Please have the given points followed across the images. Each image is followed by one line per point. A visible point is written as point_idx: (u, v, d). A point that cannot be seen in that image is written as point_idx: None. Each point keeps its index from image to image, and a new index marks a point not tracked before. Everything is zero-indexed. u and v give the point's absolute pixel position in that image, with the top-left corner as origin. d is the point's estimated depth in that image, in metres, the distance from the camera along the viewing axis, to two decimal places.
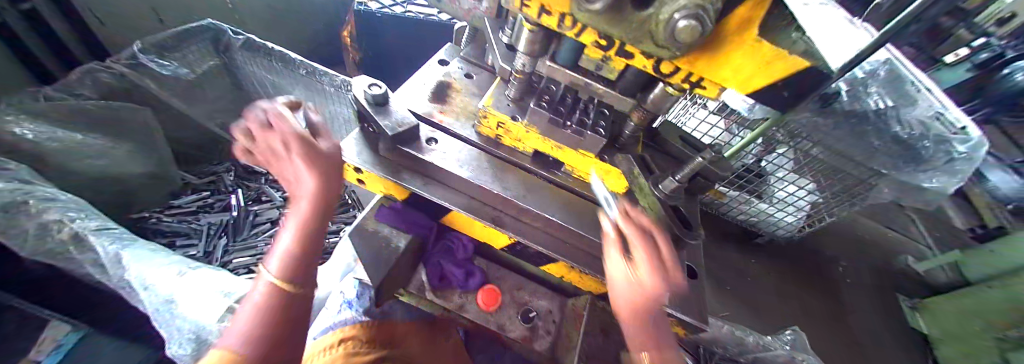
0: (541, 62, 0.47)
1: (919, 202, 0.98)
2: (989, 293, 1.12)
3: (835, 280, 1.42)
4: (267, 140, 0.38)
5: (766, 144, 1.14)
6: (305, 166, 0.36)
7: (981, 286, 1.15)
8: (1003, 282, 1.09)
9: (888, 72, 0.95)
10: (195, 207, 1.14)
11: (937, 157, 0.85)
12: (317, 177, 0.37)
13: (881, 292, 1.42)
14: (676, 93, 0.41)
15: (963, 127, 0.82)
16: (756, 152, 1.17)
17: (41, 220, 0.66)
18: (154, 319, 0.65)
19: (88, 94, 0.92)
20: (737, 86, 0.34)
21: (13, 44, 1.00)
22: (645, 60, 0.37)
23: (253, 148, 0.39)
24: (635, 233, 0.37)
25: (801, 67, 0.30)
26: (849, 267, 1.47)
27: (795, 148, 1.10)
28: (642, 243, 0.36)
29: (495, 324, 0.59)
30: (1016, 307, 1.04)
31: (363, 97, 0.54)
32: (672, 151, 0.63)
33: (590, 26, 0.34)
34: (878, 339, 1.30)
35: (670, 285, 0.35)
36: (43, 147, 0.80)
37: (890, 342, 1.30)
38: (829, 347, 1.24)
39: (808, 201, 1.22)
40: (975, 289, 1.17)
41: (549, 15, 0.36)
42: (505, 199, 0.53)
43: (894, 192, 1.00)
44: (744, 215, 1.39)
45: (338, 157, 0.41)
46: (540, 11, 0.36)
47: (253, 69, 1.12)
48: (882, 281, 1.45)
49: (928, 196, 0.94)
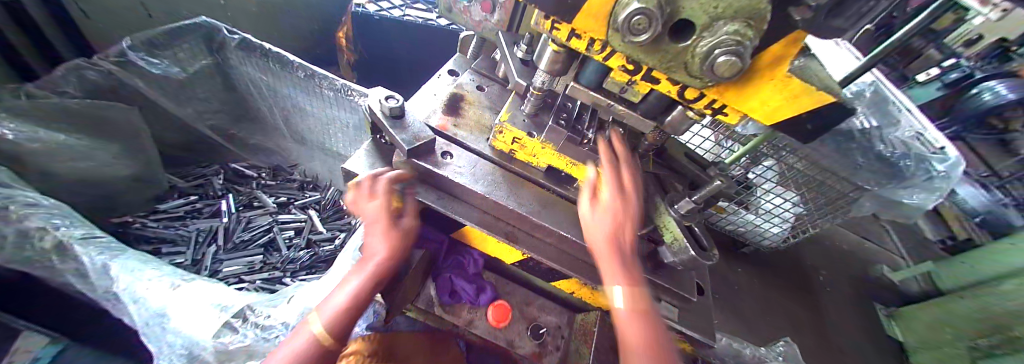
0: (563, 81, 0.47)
1: (897, 216, 1.07)
2: (961, 302, 1.17)
3: (816, 288, 1.47)
4: (364, 206, 0.46)
5: (752, 158, 1.12)
6: (381, 237, 0.45)
7: (953, 296, 1.20)
8: (976, 293, 1.15)
9: (873, 94, 1.05)
10: (183, 211, 1.08)
11: (917, 175, 0.94)
12: (386, 247, 0.44)
13: (861, 303, 1.47)
14: (696, 117, 0.42)
15: (941, 148, 0.94)
16: (743, 164, 1.15)
17: (22, 227, 0.61)
18: (144, 333, 0.62)
19: (71, 92, 0.88)
20: (765, 116, 0.35)
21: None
22: (671, 86, 0.38)
23: (352, 205, 0.48)
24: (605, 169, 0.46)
25: (827, 102, 0.31)
26: (830, 277, 1.52)
27: (779, 161, 1.08)
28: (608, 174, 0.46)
29: (504, 340, 0.57)
30: (986, 317, 1.10)
31: (379, 110, 0.53)
32: (677, 167, 0.65)
33: (622, 52, 0.35)
34: (860, 348, 1.34)
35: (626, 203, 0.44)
36: (23, 148, 0.76)
37: (871, 352, 1.34)
38: (814, 354, 1.28)
39: (793, 213, 1.22)
40: (948, 299, 1.22)
41: (580, 39, 0.36)
42: (520, 216, 0.53)
43: (875, 206, 1.04)
44: (732, 225, 1.41)
45: (413, 229, 0.48)
46: (570, 35, 0.36)
47: (247, 69, 1.08)
48: (860, 291, 1.51)
49: (906, 211, 1.04)
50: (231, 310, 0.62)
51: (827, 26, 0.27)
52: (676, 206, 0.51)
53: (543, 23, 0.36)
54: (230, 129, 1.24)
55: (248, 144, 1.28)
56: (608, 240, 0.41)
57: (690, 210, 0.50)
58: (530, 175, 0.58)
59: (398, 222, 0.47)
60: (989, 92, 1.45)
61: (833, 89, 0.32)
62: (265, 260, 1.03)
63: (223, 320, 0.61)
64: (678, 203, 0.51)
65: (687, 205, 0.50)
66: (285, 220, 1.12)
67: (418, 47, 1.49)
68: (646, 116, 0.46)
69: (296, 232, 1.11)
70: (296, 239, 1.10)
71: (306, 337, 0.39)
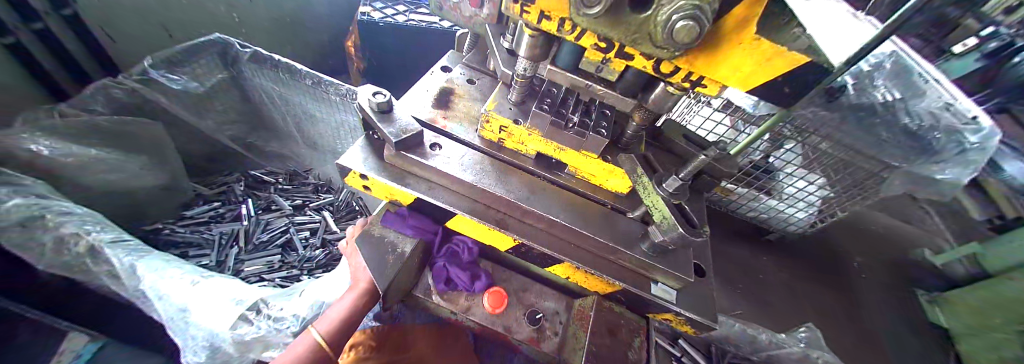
0: (542, 66, 0.48)
1: (934, 194, 0.92)
2: (1009, 286, 1.09)
3: (849, 275, 1.39)
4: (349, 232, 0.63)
5: (772, 141, 1.06)
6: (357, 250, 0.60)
7: (1000, 279, 1.12)
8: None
9: (894, 64, 0.91)
10: (207, 216, 1.15)
11: (948, 148, 0.82)
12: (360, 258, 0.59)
13: (897, 290, 1.38)
14: (676, 93, 0.40)
15: (975, 117, 0.77)
16: (763, 149, 1.11)
17: (59, 234, 0.68)
18: (169, 327, 0.66)
19: (101, 109, 0.95)
20: (738, 83, 0.35)
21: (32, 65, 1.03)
22: (644, 60, 0.37)
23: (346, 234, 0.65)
24: None
25: (800, 63, 0.30)
26: (864, 263, 1.44)
27: (803, 143, 1.03)
28: None
29: (502, 326, 0.59)
30: None
31: (368, 106, 0.55)
32: (675, 149, 0.64)
33: (590, 30, 0.34)
34: (896, 337, 1.26)
35: None
36: (57, 162, 0.82)
37: (911, 342, 1.25)
38: (846, 344, 1.20)
39: (819, 197, 1.17)
40: (994, 283, 1.13)
41: (549, 21, 0.36)
42: (509, 202, 0.55)
43: (906, 184, 0.95)
44: (754, 212, 1.36)
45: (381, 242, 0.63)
46: (540, 17, 0.36)
47: (260, 80, 1.14)
48: (897, 277, 1.42)
49: (941, 188, 0.89)
50: (245, 303, 0.66)
51: None
52: (664, 184, 0.48)
53: (511, 8, 0.36)
54: (249, 138, 1.31)
55: (265, 151, 1.35)
56: None
57: (678, 188, 0.47)
58: (520, 162, 0.59)
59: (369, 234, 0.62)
60: None
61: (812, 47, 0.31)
62: (283, 259, 1.08)
63: (239, 312, 0.65)
64: (666, 181, 0.48)
65: (674, 183, 0.46)
66: (301, 221, 1.18)
67: (423, 50, 1.52)
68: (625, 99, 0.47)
69: (312, 232, 1.17)
70: (312, 239, 1.15)
71: (308, 341, 0.50)
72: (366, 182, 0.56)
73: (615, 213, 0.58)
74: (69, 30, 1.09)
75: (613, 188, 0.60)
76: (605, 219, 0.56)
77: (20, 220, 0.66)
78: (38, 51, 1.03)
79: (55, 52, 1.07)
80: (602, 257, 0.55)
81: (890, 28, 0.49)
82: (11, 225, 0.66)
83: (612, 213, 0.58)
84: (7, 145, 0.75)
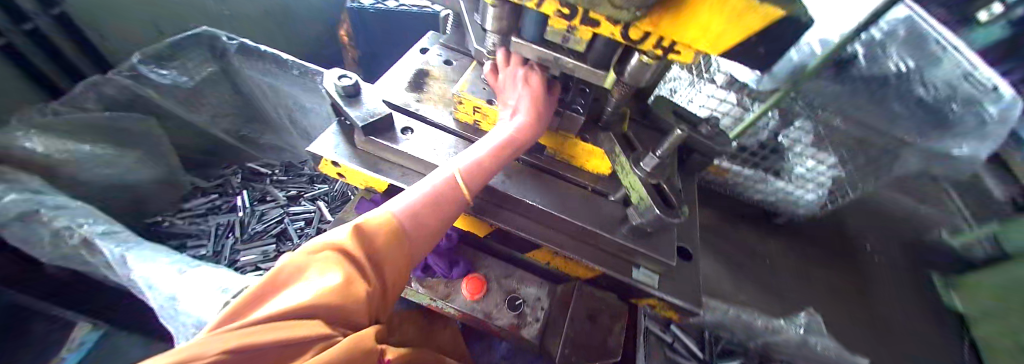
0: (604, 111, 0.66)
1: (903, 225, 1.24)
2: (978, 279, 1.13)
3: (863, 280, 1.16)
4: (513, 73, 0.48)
5: (782, 115, 0.87)
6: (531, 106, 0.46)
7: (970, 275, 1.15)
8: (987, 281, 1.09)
9: (906, 31, 0.89)
10: (205, 208, 1.20)
11: (966, 119, 0.83)
12: (530, 119, 0.45)
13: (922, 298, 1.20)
14: (652, 62, 0.37)
15: (994, 87, 0.82)
16: (772, 124, 0.87)
17: (53, 227, 0.70)
18: (161, 314, 0.67)
19: (93, 107, 0.96)
20: (707, 45, 0.31)
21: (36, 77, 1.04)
22: (612, 26, 0.34)
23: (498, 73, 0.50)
24: None
25: (774, 19, 0.26)
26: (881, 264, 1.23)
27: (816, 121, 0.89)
28: None
29: (481, 312, 0.56)
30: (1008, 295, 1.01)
31: (334, 90, 0.53)
32: (662, 126, 0.59)
33: (586, 8, 0.32)
34: (921, 342, 1.10)
35: None
36: (51, 159, 0.84)
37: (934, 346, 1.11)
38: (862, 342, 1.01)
39: (818, 192, 0.93)
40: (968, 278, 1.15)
41: (556, 17, 0.36)
42: (487, 186, 0.52)
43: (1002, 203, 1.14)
44: (762, 195, 1.03)
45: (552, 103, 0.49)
46: (546, 9, 0.36)
47: (248, 71, 1.12)
48: (926, 301, 1.19)
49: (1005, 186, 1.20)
50: (231, 291, 0.65)
51: None
52: (641, 163, 0.44)
53: None
54: (242, 130, 1.31)
55: (260, 144, 1.37)
56: None
57: (657, 166, 0.43)
58: None
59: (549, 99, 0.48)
60: None
61: None
62: (278, 249, 1.11)
63: (223, 300, 0.64)
64: (643, 160, 0.44)
65: (652, 161, 0.42)
66: (295, 212, 1.21)
67: (413, 36, 1.51)
68: (611, 45, 0.40)
69: (306, 222, 1.19)
70: (306, 228, 1.17)
71: (439, 181, 0.41)
72: (338, 168, 0.54)
73: (596, 196, 0.55)
74: (74, 42, 1.10)
75: (594, 169, 0.56)
76: (584, 201, 0.53)
77: (19, 214, 0.69)
78: (44, 64, 1.07)
79: (63, 67, 1.11)
80: (580, 240, 0.53)
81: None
82: (12, 220, 0.69)
83: (594, 194, 0.55)
84: (4, 143, 0.77)
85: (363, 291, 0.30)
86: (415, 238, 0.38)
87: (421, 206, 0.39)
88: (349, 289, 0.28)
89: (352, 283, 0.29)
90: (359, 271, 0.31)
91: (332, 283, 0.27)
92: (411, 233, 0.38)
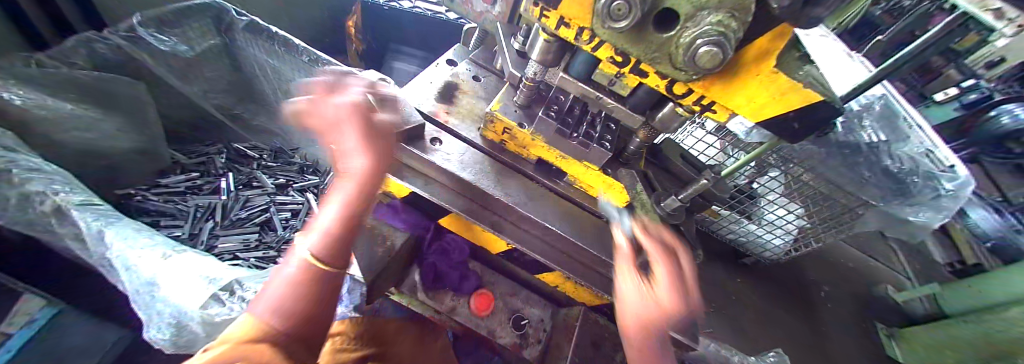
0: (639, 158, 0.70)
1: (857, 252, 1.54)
2: (918, 330, 1.22)
3: (820, 327, 1.29)
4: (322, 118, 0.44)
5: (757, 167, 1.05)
6: (357, 145, 0.41)
7: (920, 326, 1.22)
8: (941, 327, 1.15)
9: (882, 108, 1.02)
10: (184, 187, 1.13)
11: (923, 192, 0.90)
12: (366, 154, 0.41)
13: (872, 347, 1.29)
14: (685, 114, 0.41)
15: (952, 165, 0.90)
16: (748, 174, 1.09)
17: (22, 190, 0.63)
18: (136, 299, 0.63)
19: (81, 64, 0.90)
20: (748, 111, 0.35)
21: (20, 25, 0.96)
22: (659, 79, 0.37)
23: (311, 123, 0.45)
24: (656, 249, 0.41)
25: (812, 101, 0.31)
26: (835, 308, 1.35)
27: (784, 173, 1.01)
28: (661, 258, 0.39)
29: (485, 329, 0.58)
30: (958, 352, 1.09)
31: (370, 92, 0.53)
32: (672, 170, 0.63)
33: (641, 60, 0.35)
34: None
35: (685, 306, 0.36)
36: (28, 114, 0.78)
37: None
38: None
39: (797, 225, 1.13)
40: (912, 329, 1.24)
41: (608, 63, 0.39)
42: (506, 205, 0.53)
43: (939, 251, 1.37)
44: (732, 234, 1.31)
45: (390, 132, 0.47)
46: (599, 52, 0.38)
47: (253, 51, 1.09)
48: (875, 350, 1.29)
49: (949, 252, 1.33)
50: (218, 283, 0.62)
51: (805, 15, 0.23)
52: (663, 203, 0.53)
53: (580, 37, 0.36)
54: (234, 109, 1.24)
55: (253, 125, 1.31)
56: (640, 316, 0.35)
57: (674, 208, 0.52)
58: (518, 166, 0.57)
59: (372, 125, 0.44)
60: (1008, 115, 1.34)
61: (819, 85, 0.32)
62: (260, 238, 1.06)
63: (210, 292, 0.60)
64: (665, 201, 0.53)
65: (672, 203, 0.52)
66: (283, 201, 1.16)
67: (426, 39, 1.51)
68: (653, 94, 0.43)
69: (293, 213, 1.15)
70: (292, 220, 1.13)
71: (292, 271, 0.34)
72: None
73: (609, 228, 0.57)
74: None
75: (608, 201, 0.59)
76: (597, 230, 0.55)
77: None
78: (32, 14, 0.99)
79: (52, 19, 1.03)
80: (592, 269, 0.54)
81: (885, 71, 0.63)
82: None
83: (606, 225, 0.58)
84: None
85: (261, 347, 0.25)
86: (303, 308, 0.32)
87: (290, 285, 0.33)
88: (247, 349, 0.24)
89: (247, 345, 0.25)
90: (255, 341, 0.26)
91: (218, 348, 0.23)
92: (298, 304, 0.32)
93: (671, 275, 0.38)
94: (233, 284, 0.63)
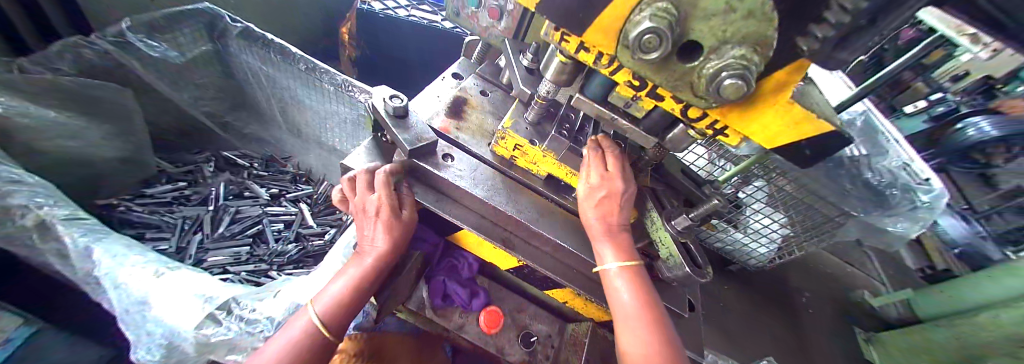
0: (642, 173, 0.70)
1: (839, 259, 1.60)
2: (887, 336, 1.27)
3: (805, 333, 1.33)
4: (363, 198, 0.48)
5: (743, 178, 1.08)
6: (384, 231, 0.47)
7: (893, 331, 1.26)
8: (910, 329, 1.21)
9: (863, 123, 1.07)
10: (170, 197, 1.09)
11: (902, 204, 0.95)
12: (387, 240, 0.47)
13: (853, 351, 1.32)
14: (698, 136, 0.42)
15: (926, 178, 0.96)
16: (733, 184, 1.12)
17: (3, 204, 0.60)
18: (126, 319, 0.60)
19: (66, 69, 0.86)
20: (762, 138, 0.36)
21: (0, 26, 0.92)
22: (675, 103, 0.38)
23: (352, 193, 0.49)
24: (592, 154, 0.48)
25: (823, 131, 0.33)
26: (817, 313, 1.40)
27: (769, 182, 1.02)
28: (596, 158, 0.48)
29: (494, 346, 0.58)
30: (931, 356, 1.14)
31: (384, 109, 0.53)
32: (676, 184, 0.64)
33: (659, 85, 0.35)
34: None
35: (615, 185, 0.47)
36: (8, 122, 0.74)
37: None
38: None
39: (781, 234, 1.15)
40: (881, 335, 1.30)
41: (625, 86, 0.40)
42: (518, 222, 0.53)
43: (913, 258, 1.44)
44: (721, 242, 1.35)
45: (414, 223, 0.51)
46: (618, 77, 0.38)
47: (246, 58, 1.06)
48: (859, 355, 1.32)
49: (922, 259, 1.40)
50: (214, 302, 0.60)
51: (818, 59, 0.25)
52: (673, 221, 0.51)
53: (600, 63, 0.37)
54: (226, 117, 1.22)
55: (244, 133, 1.28)
56: (599, 220, 0.47)
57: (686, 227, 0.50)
58: (529, 182, 0.57)
59: (399, 217, 0.48)
60: (974, 128, 1.42)
61: (827, 115, 0.34)
62: (252, 251, 1.03)
63: (206, 312, 0.58)
64: (675, 219, 0.50)
65: (684, 222, 0.49)
66: (275, 213, 1.13)
67: (423, 49, 1.51)
68: (666, 116, 0.44)
69: (286, 225, 1.12)
70: (285, 231, 1.10)
71: (294, 330, 0.42)
72: None
73: None
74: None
75: None
76: None
77: None
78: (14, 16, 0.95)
79: (36, 23, 0.99)
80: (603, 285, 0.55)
81: None
82: None
83: None
84: None
85: None
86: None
87: (294, 341, 0.41)
88: None
89: None
90: None
91: None
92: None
93: (611, 166, 0.47)
94: (231, 302, 0.61)
